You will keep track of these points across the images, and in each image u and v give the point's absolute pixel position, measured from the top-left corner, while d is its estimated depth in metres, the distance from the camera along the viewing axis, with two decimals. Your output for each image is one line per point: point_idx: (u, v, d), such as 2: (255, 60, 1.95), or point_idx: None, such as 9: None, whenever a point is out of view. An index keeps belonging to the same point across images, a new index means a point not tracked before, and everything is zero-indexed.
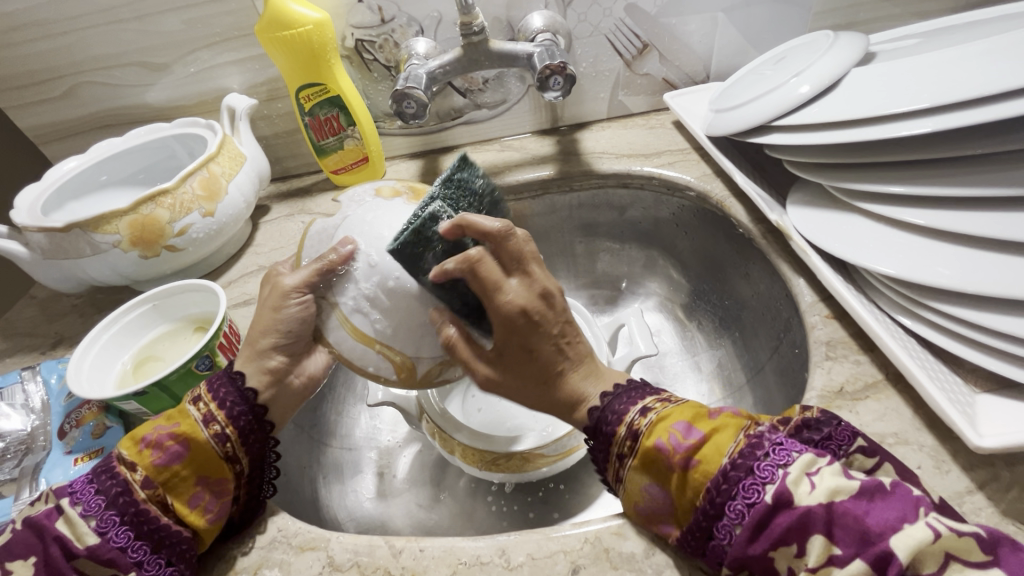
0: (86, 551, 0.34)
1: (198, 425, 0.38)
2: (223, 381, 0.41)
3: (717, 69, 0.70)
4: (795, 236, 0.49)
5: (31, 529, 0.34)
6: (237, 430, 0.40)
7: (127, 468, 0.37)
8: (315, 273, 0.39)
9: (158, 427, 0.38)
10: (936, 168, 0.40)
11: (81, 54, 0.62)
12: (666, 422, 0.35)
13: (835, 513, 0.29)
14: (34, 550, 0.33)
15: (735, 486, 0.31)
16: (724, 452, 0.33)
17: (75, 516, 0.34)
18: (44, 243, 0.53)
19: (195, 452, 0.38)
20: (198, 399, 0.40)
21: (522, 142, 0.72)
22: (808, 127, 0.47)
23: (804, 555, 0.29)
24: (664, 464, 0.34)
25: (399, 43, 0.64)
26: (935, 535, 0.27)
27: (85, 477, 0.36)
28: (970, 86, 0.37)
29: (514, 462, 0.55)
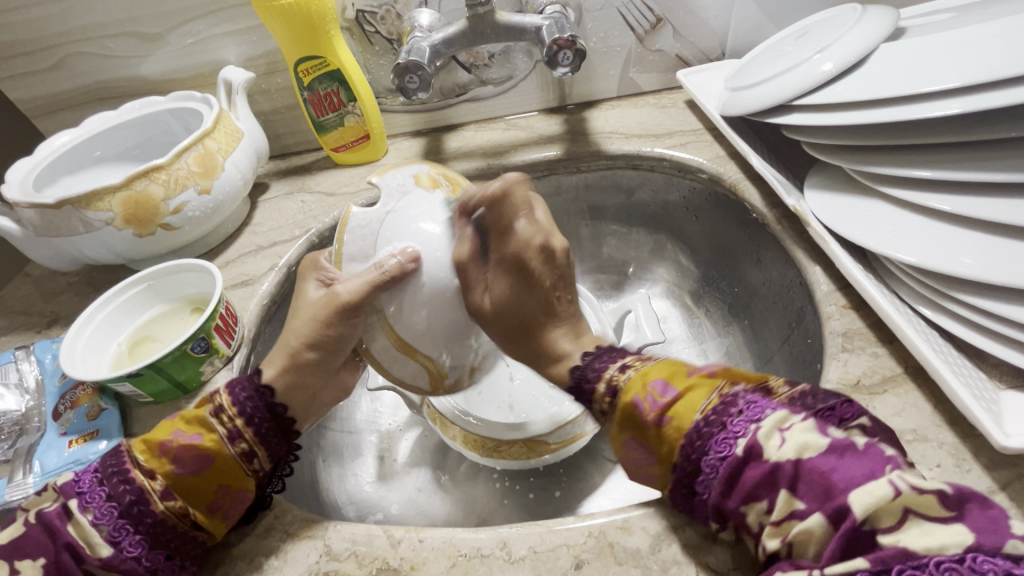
0: (99, 560, 0.33)
1: (222, 441, 0.38)
2: (249, 393, 0.40)
3: (732, 45, 0.67)
4: (812, 221, 0.47)
5: (42, 527, 0.34)
6: (263, 446, 0.39)
7: (144, 473, 0.36)
8: (372, 286, 0.36)
9: (177, 436, 0.37)
10: (966, 152, 0.38)
11: (71, 22, 0.60)
12: (645, 381, 0.36)
13: (800, 468, 0.28)
14: (43, 553, 0.33)
15: (708, 440, 0.32)
16: (697, 409, 0.33)
17: (86, 523, 0.34)
18: (35, 219, 0.51)
19: (217, 463, 0.37)
20: (220, 411, 0.39)
21: (528, 120, 0.70)
22: (829, 107, 0.45)
23: (770, 509, 0.29)
24: (640, 422, 0.35)
25: (401, 14, 0.61)
26: (894, 491, 0.26)
27: (94, 477, 0.35)
28: (1005, 64, 0.34)
29: (516, 449, 0.54)
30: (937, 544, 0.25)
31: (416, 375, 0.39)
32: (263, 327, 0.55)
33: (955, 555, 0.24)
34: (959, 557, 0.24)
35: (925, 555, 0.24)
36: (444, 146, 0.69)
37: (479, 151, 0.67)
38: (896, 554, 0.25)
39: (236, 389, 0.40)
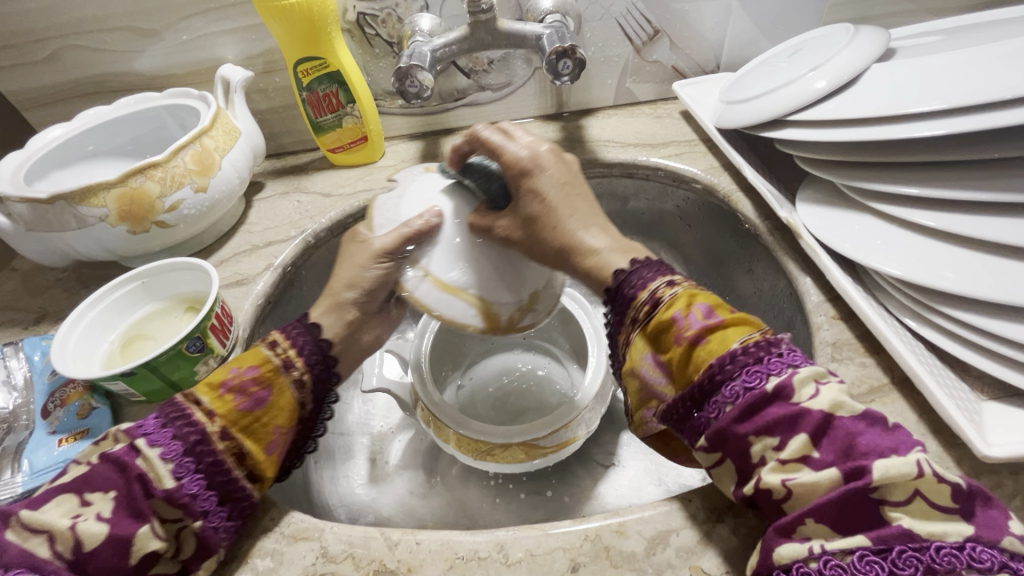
0: (167, 493, 0.34)
1: (279, 371, 0.41)
2: (299, 329, 0.44)
3: (728, 58, 0.68)
4: (804, 233, 0.48)
5: (110, 465, 0.34)
6: (312, 377, 0.43)
7: (205, 412, 0.37)
8: (400, 239, 0.41)
9: (236, 372, 0.40)
10: (954, 171, 0.39)
11: (66, 15, 0.59)
12: (692, 302, 0.36)
13: (830, 424, 0.30)
14: (115, 486, 0.33)
15: (739, 370, 0.33)
16: (735, 340, 0.34)
17: (154, 457, 0.34)
18: (26, 213, 0.50)
19: (275, 398, 0.40)
20: (274, 344, 0.42)
21: (525, 126, 0.71)
22: (822, 123, 0.46)
23: (783, 447, 0.31)
24: (674, 336, 0.36)
25: (403, 18, 0.61)
26: (918, 472, 0.28)
27: (155, 420, 0.36)
28: (990, 89, 0.36)
29: (509, 452, 0.54)
30: (939, 531, 0.27)
31: (466, 314, 0.39)
32: (257, 327, 0.55)
33: (954, 542, 0.27)
34: (959, 545, 0.27)
35: (927, 539, 0.27)
36: (441, 150, 0.69)
37: None
38: (902, 534, 0.27)
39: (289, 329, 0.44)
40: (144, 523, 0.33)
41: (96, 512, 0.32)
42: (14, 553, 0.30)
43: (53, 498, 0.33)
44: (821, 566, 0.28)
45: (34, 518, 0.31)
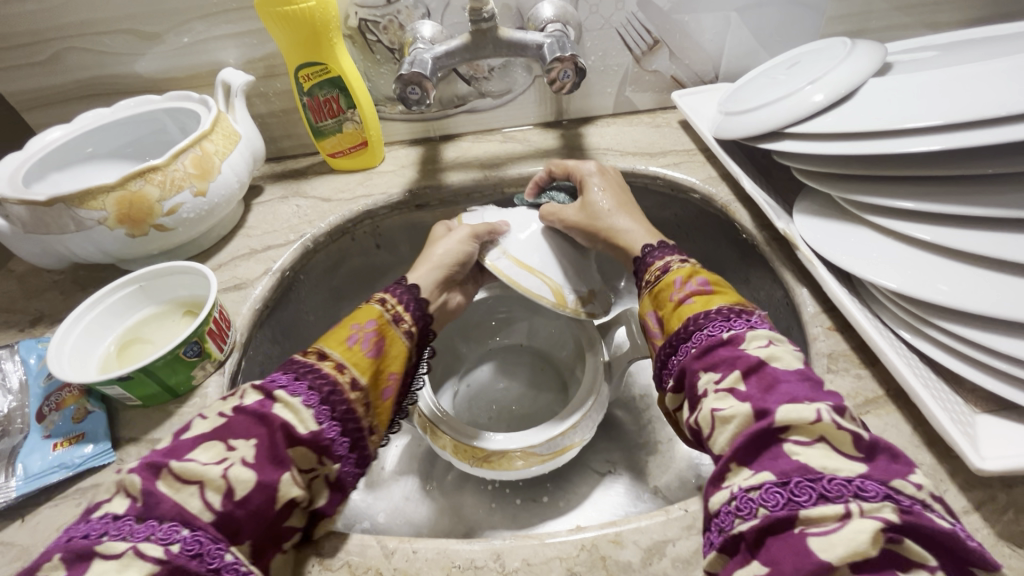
0: (309, 436, 0.36)
1: (391, 324, 0.45)
2: (404, 291, 0.48)
3: (726, 68, 0.69)
4: (801, 245, 0.49)
5: (247, 416, 0.35)
6: (417, 330, 0.47)
7: (333, 366, 0.40)
8: (485, 227, 0.50)
9: (357, 328, 0.43)
10: (949, 186, 0.39)
11: (67, 17, 0.59)
12: (691, 272, 0.43)
13: (761, 366, 0.33)
14: (257, 434, 0.34)
15: (708, 322, 0.38)
16: (715, 304, 0.39)
17: (296, 404, 0.36)
18: (24, 216, 0.50)
19: (391, 349, 0.44)
20: (383, 300, 0.46)
21: (525, 133, 0.71)
22: (819, 135, 0.46)
23: (720, 380, 0.34)
24: (670, 296, 0.42)
25: (404, 25, 0.61)
26: (816, 417, 0.30)
27: (286, 374, 0.38)
28: (986, 106, 0.36)
29: (505, 459, 0.53)
30: (833, 466, 0.28)
31: (542, 288, 0.46)
32: (255, 332, 0.55)
33: (845, 478, 0.28)
34: (849, 479, 0.28)
35: (821, 472, 0.28)
36: (441, 156, 0.69)
37: (476, 162, 0.68)
38: (798, 469, 0.29)
39: (395, 291, 0.48)
40: (286, 470, 0.34)
41: (243, 458, 0.33)
42: (168, 506, 0.30)
43: (198, 445, 0.33)
44: (738, 503, 0.29)
45: (185, 468, 0.31)
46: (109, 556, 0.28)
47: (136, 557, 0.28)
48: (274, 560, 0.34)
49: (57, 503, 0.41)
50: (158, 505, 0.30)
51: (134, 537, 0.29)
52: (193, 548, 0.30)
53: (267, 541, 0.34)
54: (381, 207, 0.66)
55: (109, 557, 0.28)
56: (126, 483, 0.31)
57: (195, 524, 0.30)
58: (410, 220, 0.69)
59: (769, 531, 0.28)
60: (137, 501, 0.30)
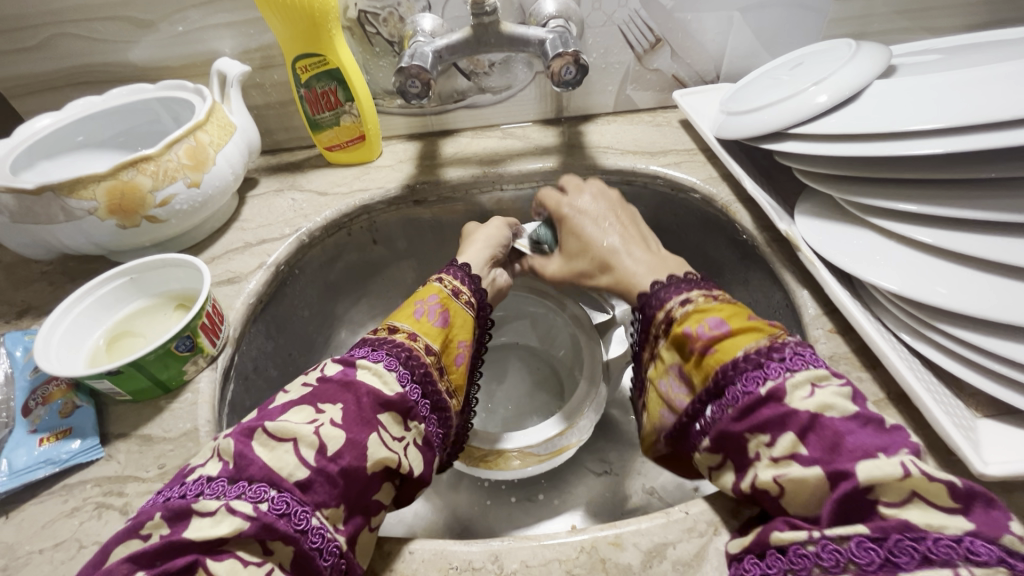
0: (395, 398, 0.37)
1: (451, 297, 0.47)
2: (458, 270, 0.50)
3: (727, 69, 0.69)
4: (803, 247, 0.48)
5: (335, 384, 0.36)
6: (475, 301, 0.49)
7: (406, 336, 0.42)
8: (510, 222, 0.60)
9: (422, 303, 0.45)
10: (952, 190, 0.39)
11: (58, 2, 0.57)
12: (703, 315, 0.39)
13: (817, 422, 0.31)
14: (347, 399, 0.35)
15: (739, 376, 0.35)
16: (741, 347, 0.36)
17: (380, 369, 0.38)
18: (11, 204, 0.49)
19: (456, 320, 0.46)
20: (440, 278, 0.49)
21: (524, 130, 0.71)
22: (822, 137, 0.46)
23: (773, 445, 0.32)
24: (689, 347, 0.39)
25: (404, 18, 0.61)
26: (904, 473, 0.28)
27: (363, 348, 0.40)
28: (990, 110, 0.36)
29: (502, 459, 0.52)
30: (935, 523, 0.28)
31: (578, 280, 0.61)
32: (249, 327, 0.54)
33: (953, 537, 0.27)
34: (957, 538, 0.27)
35: (926, 531, 0.27)
36: (440, 152, 0.69)
37: (475, 158, 0.67)
38: (897, 525, 0.28)
39: (452, 271, 0.50)
40: (373, 432, 0.35)
41: (332, 419, 0.34)
42: (259, 466, 0.31)
43: (288, 409, 0.34)
44: (819, 550, 0.28)
45: (279, 427, 0.32)
46: (205, 514, 0.29)
47: (229, 514, 0.29)
48: (362, 535, 0.34)
49: (43, 499, 0.40)
50: (249, 466, 0.31)
51: (226, 496, 0.30)
52: (281, 509, 0.30)
53: (357, 508, 0.34)
54: (378, 202, 0.65)
55: (204, 515, 0.29)
56: (220, 447, 0.32)
57: (283, 486, 0.30)
58: (407, 215, 0.68)
59: None
60: (229, 464, 0.31)
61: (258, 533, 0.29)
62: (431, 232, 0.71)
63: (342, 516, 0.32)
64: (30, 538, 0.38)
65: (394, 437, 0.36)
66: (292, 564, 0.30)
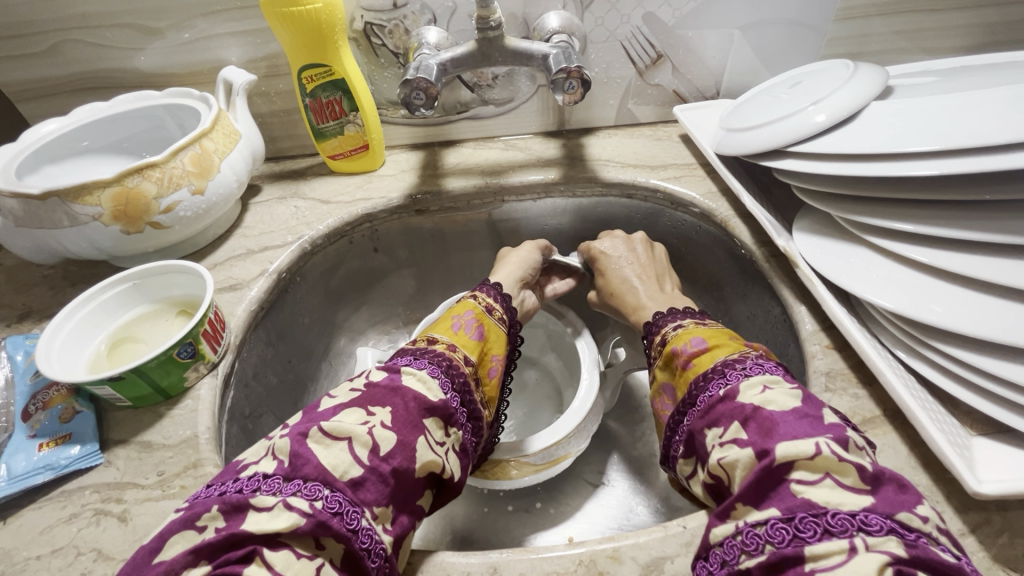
0: (438, 403, 0.38)
1: (487, 313, 0.49)
2: (491, 288, 0.52)
3: (727, 85, 0.69)
4: (801, 263, 0.49)
5: (384, 389, 0.37)
6: (507, 319, 0.51)
7: (445, 346, 0.43)
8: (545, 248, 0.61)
9: (461, 317, 0.47)
10: (948, 211, 0.40)
11: (68, 9, 0.58)
12: (688, 335, 0.44)
13: (757, 413, 0.33)
14: (395, 402, 0.36)
15: (707, 385, 0.38)
16: (714, 360, 0.40)
17: (426, 376, 0.39)
18: (17, 209, 0.49)
19: (490, 335, 0.48)
20: (475, 293, 0.51)
21: (526, 142, 0.71)
22: (821, 156, 0.47)
23: (723, 434, 0.34)
24: (675, 364, 0.43)
25: (410, 30, 0.61)
26: (814, 451, 0.30)
27: (406, 355, 0.41)
28: (985, 133, 0.37)
29: (500, 470, 0.52)
30: (837, 500, 0.28)
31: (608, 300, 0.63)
32: (250, 333, 0.55)
33: (850, 511, 0.28)
34: (853, 512, 0.28)
35: (825, 506, 0.28)
36: (442, 162, 0.69)
37: (476, 169, 0.68)
38: (803, 504, 0.28)
39: (485, 289, 0.53)
40: (421, 435, 0.35)
41: (382, 421, 0.34)
42: (313, 467, 0.31)
43: (339, 411, 0.35)
44: (744, 538, 0.30)
45: (334, 426, 0.33)
46: (262, 509, 0.29)
47: (286, 509, 0.29)
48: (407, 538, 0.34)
49: (41, 505, 0.40)
50: (304, 465, 0.31)
51: (283, 493, 0.30)
52: (334, 507, 0.30)
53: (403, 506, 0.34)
54: (381, 210, 0.65)
55: (261, 509, 0.29)
56: (275, 446, 0.33)
57: (336, 486, 0.31)
58: (409, 224, 0.68)
59: (777, 567, 0.28)
60: (284, 462, 0.31)
61: (313, 530, 0.29)
62: (432, 241, 0.71)
63: (390, 516, 0.33)
64: (28, 545, 0.38)
65: (436, 441, 0.37)
66: (341, 562, 0.30)
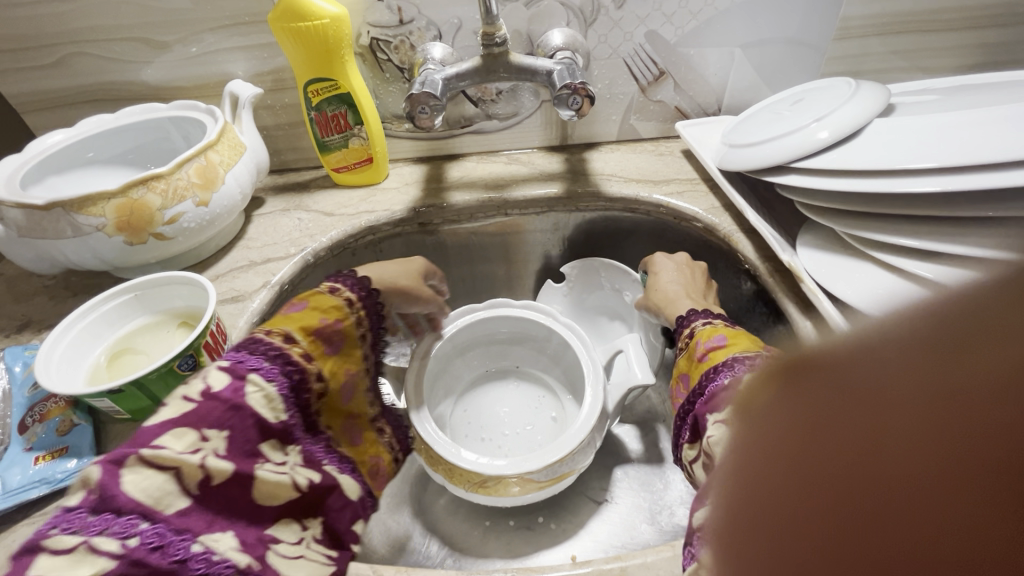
0: (278, 426, 0.37)
1: (351, 324, 0.47)
2: (355, 286, 0.49)
3: (729, 102, 0.70)
4: (806, 278, 0.50)
5: (224, 405, 0.34)
6: (370, 328, 0.49)
7: (302, 353, 0.41)
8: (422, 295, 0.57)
9: (324, 321, 0.44)
10: (951, 228, 0.40)
11: (76, 23, 0.59)
12: (711, 332, 0.44)
13: None
14: (229, 425, 0.34)
15: (717, 376, 0.39)
16: (727, 354, 0.40)
17: (273, 394, 0.37)
18: (20, 219, 0.49)
19: (346, 345, 0.46)
20: (335, 290, 0.48)
21: (529, 156, 0.72)
22: (824, 172, 0.47)
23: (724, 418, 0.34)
24: (693, 355, 0.44)
25: (415, 46, 0.62)
26: None
27: (254, 354, 0.38)
28: (987, 150, 0.37)
29: (501, 486, 0.51)
30: None
31: None
32: None
33: None
34: None
35: None
36: (446, 175, 0.70)
37: (480, 183, 0.68)
38: None
39: (343, 282, 0.49)
40: (257, 462, 0.35)
41: (216, 450, 0.33)
42: (126, 500, 0.29)
43: (166, 431, 0.32)
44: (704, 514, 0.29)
45: (156, 455, 0.31)
46: (60, 551, 0.27)
47: (90, 552, 0.27)
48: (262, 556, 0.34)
49: (35, 520, 0.39)
50: (116, 498, 0.29)
51: (87, 531, 0.28)
52: (153, 541, 0.29)
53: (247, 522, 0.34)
54: (384, 223, 0.65)
55: (58, 552, 0.27)
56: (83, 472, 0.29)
57: (155, 518, 0.30)
58: (412, 237, 0.68)
59: None
60: (92, 494, 0.29)
61: (125, 570, 0.27)
62: (435, 255, 0.71)
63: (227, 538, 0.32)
64: None
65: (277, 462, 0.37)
66: None
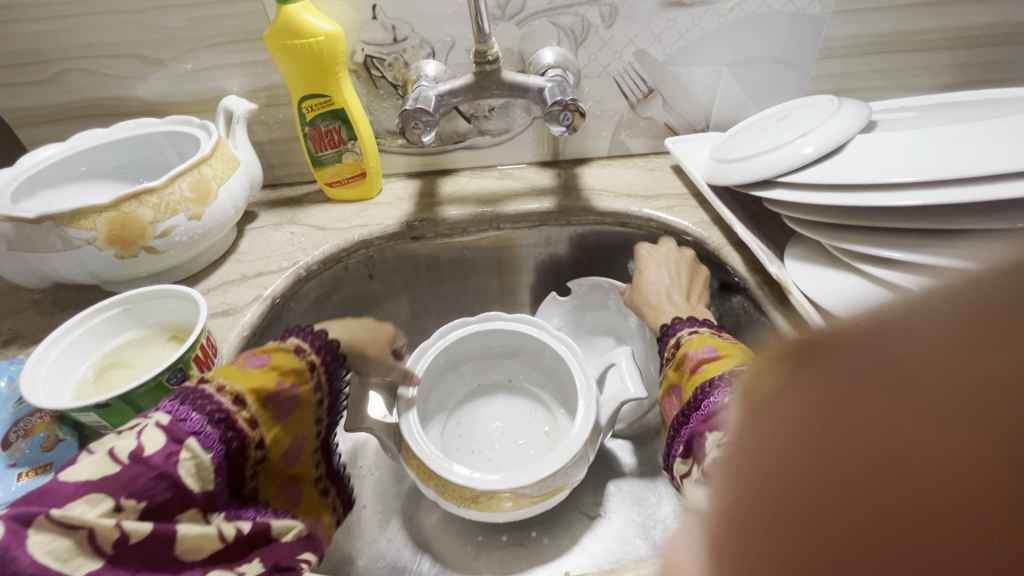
0: (201, 495, 0.36)
1: (310, 386, 0.45)
2: (320, 343, 0.46)
3: (717, 119, 0.72)
4: (794, 290, 0.51)
5: (149, 472, 0.33)
6: (329, 391, 0.47)
7: (247, 419, 0.40)
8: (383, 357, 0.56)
9: (281, 384, 0.42)
10: (933, 240, 0.41)
11: (72, 39, 0.59)
12: (700, 342, 0.44)
13: None
14: (148, 495, 0.33)
15: (712, 390, 0.39)
16: (720, 368, 0.40)
17: (206, 467, 0.36)
18: (9, 232, 0.49)
19: (299, 410, 0.44)
20: (301, 351, 0.45)
21: (522, 171, 0.73)
22: (809, 186, 0.48)
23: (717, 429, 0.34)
24: (684, 367, 0.44)
25: (409, 63, 0.63)
26: None
27: (201, 414, 0.37)
28: (966, 165, 0.38)
29: (495, 501, 0.50)
30: None
31: None
32: None
33: None
34: None
35: None
36: (438, 190, 0.70)
37: (472, 198, 0.68)
38: None
39: (305, 338, 0.46)
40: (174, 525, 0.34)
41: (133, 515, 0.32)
42: (26, 562, 0.28)
43: (81, 493, 0.31)
44: None
45: (66, 517, 0.30)
46: None
47: None
48: None
49: None
50: (14, 562, 0.28)
51: None
52: None
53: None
54: (377, 237, 0.65)
55: None
56: None
57: None
58: (404, 251, 0.68)
59: None
60: None
61: None
62: (427, 269, 0.71)
63: None
64: None
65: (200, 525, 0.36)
66: None
